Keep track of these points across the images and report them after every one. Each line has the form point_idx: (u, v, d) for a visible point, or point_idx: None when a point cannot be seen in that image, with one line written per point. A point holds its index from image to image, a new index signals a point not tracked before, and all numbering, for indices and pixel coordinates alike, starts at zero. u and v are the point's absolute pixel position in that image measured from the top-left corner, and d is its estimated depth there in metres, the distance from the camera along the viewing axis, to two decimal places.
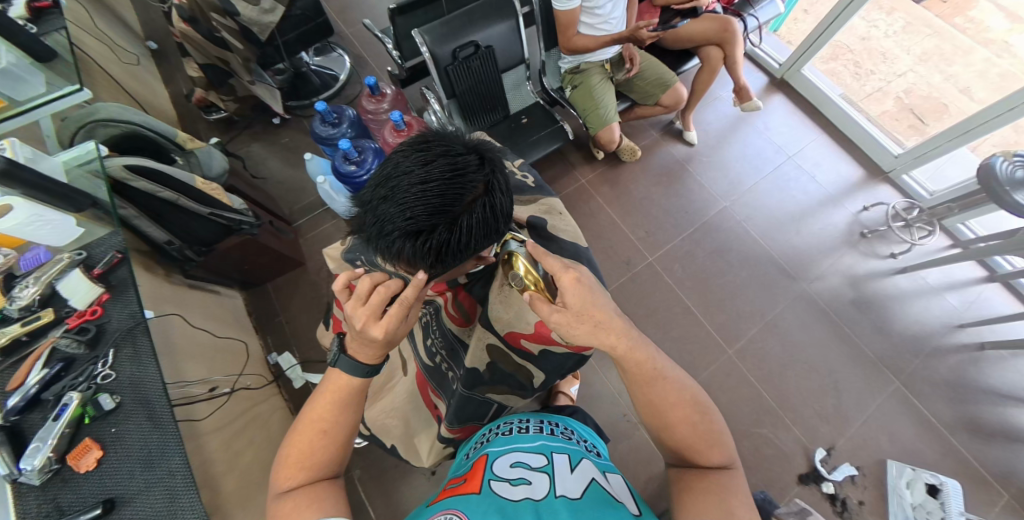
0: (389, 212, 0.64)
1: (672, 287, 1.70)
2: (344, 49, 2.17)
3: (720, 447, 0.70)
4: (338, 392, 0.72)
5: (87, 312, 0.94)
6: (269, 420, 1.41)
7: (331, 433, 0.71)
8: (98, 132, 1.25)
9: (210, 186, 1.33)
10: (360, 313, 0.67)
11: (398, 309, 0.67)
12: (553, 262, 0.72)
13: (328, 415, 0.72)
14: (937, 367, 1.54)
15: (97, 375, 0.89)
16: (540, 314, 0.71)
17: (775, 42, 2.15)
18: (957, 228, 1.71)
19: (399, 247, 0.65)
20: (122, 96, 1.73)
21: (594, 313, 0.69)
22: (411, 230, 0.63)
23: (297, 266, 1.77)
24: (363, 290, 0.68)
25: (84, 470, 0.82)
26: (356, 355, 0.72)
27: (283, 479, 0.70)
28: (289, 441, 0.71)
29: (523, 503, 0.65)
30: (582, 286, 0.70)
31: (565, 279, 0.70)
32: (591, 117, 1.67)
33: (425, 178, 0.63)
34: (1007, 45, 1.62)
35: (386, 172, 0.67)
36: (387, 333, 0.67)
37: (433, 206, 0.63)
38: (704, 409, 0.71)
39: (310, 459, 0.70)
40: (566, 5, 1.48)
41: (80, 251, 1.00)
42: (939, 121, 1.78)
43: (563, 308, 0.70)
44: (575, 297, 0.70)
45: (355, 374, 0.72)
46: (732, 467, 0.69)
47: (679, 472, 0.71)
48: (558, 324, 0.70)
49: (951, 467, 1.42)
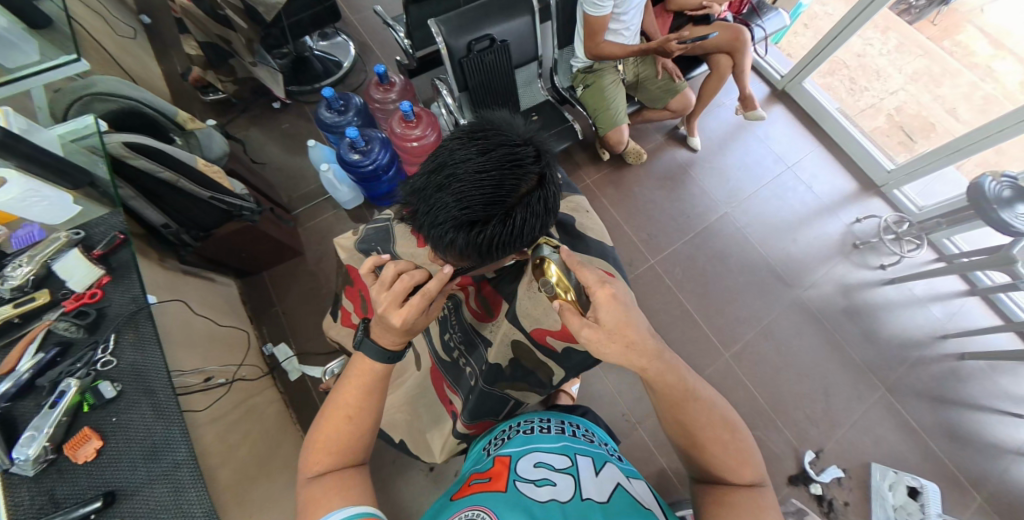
0: (445, 201, 0.68)
1: (672, 289, 1.73)
2: (349, 36, 2.13)
3: (750, 465, 0.69)
4: (364, 377, 0.74)
5: (86, 295, 0.89)
6: (265, 413, 1.36)
7: (356, 419, 0.72)
8: (94, 106, 1.20)
9: (212, 168, 1.29)
10: (384, 298, 0.70)
11: (419, 300, 0.70)
12: (589, 273, 0.72)
13: (353, 400, 0.73)
14: (920, 374, 1.61)
15: (97, 361, 0.84)
16: (571, 326, 0.72)
17: (777, 54, 2.21)
18: (943, 243, 1.79)
19: (451, 238, 0.68)
20: (113, 70, 1.66)
21: (625, 333, 0.69)
22: (466, 220, 0.67)
23: (295, 256, 1.72)
24: (387, 277, 0.71)
25: (82, 460, 0.78)
26: (379, 339, 0.73)
27: (312, 464, 0.71)
28: (318, 425, 0.73)
29: (550, 504, 0.65)
30: (617, 303, 0.70)
31: (600, 294, 0.70)
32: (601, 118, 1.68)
33: (482, 166, 0.67)
34: (991, 70, 1.70)
35: (441, 159, 0.71)
36: (406, 322, 0.70)
37: (489, 197, 0.67)
38: (733, 429, 0.72)
39: (337, 444, 0.71)
40: (598, 11, 1.46)
41: (77, 231, 0.94)
42: (928, 140, 1.86)
43: (595, 324, 0.70)
44: (608, 315, 0.69)
45: (379, 360, 0.74)
46: (762, 485, 0.69)
47: (701, 488, 0.71)
48: (588, 339, 0.70)
49: (930, 471, 1.48)
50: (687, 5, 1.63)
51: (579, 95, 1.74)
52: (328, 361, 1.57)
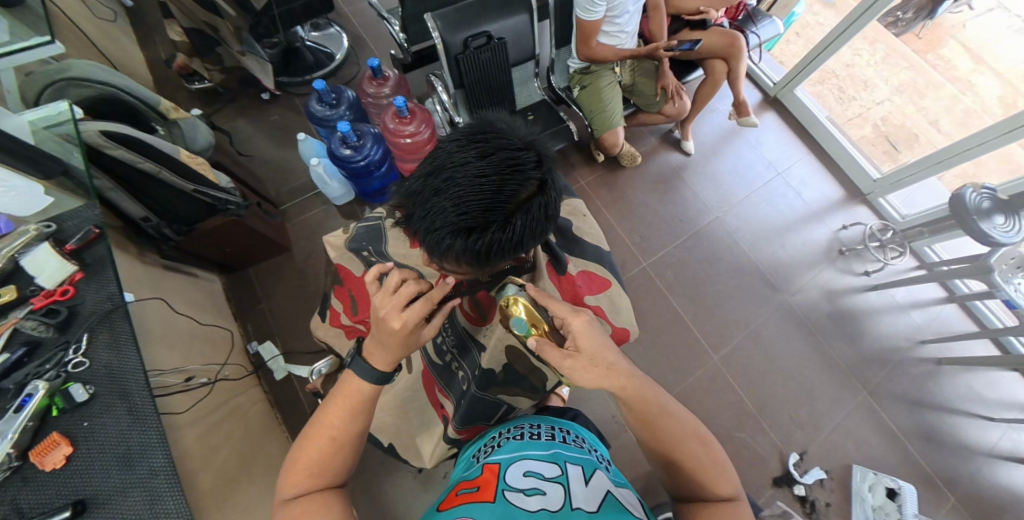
0: (442, 206, 0.66)
1: (663, 292, 1.74)
2: (342, 28, 2.08)
3: (725, 477, 0.69)
4: (351, 399, 0.72)
5: (57, 292, 0.84)
6: (249, 414, 1.32)
7: (340, 440, 0.70)
8: (68, 92, 1.14)
9: (196, 159, 1.24)
10: (388, 303, 0.69)
11: (424, 305, 0.69)
12: (560, 306, 0.74)
13: (340, 421, 0.71)
14: (899, 379, 1.65)
15: (68, 362, 0.80)
16: (551, 359, 0.72)
17: (771, 61, 2.24)
18: (924, 251, 1.84)
19: (448, 244, 0.67)
20: (92, 54, 1.59)
21: (604, 355, 0.72)
22: (463, 226, 0.65)
23: (282, 252, 1.67)
24: (393, 283, 0.70)
25: (50, 468, 0.73)
26: (370, 357, 0.72)
27: (290, 485, 0.68)
28: (299, 446, 0.70)
29: (538, 514, 0.64)
30: (592, 330, 0.73)
31: (576, 324, 0.72)
32: (597, 117, 1.68)
33: (482, 170, 0.66)
34: (971, 84, 1.76)
35: (438, 162, 0.69)
36: (406, 326, 0.69)
37: (488, 203, 0.65)
38: (704, 439, 0.72)
39: (317, 465, 0.69)
40: (590, 17, 1.45)
41: (48, 224, 0.89)
42: (911, 150, 1.92)
43: (576, 353, 0.72)
44: (587, 341, 0.72)
45: (365, 379, 0.71)
46: (738, 497, 0.68)
47: (683, 507, 0.69)
48: (572, 369, 0.71)
49: (907, 472, 1.52)
50: (685, 9, 1.66)
51: (575, 96, 1.74)
52: (315, 360, 1.53)
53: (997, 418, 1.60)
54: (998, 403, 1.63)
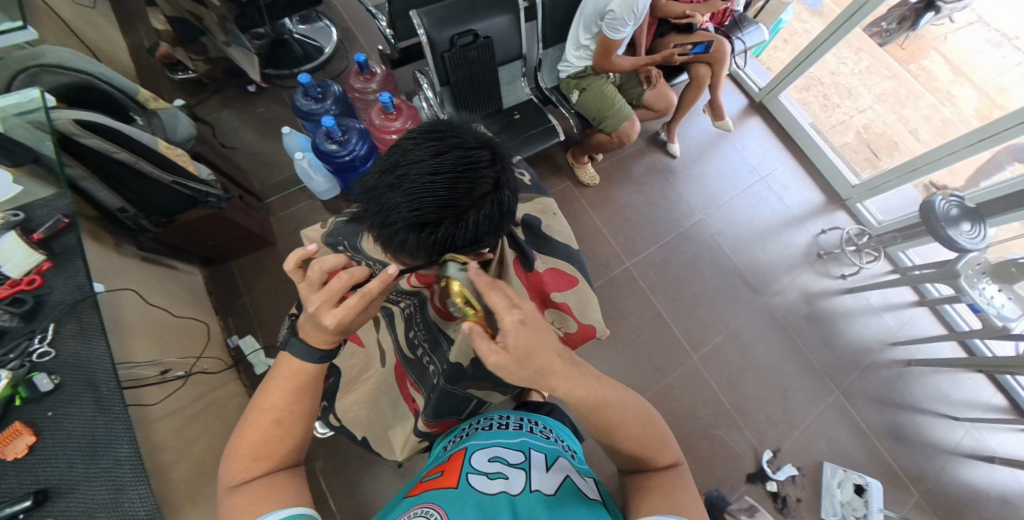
0: (396, 202, 0.67)
1: (645, 292, 1.76)
2: (332, 21, 2.07)
3: (668, 448, 0.71)
4: (296, 377, 0.73)
5: (24, 281, 0.83)
6: (227, 406, 1.32)
7: (286, 421, 0.71)
8: (43, 79, 1.11)
9: (174, 151, 1.23)
10: (316, 298, 0.70)
11: (358, 301, 0.68)
12: (496, 297, 0.64)
13: (282, 402, 0.71)
14: (871, 380, 1.69)
15: (33, 352, 0.79)
16: (478, 351, 0.63)
17: (757, 66, 2.27)
18: (898, 255, 1.88)
19: (402, 238, 0.68)
20: (71, 41, 1.57)
21: (534, 361, 0.63)
22: (416, 221, 0.66)
23: (265, 245, 1.66)
24: (314, 278, 0.73)
25: (12, 457, 0.73)
26: (308, 338, 0.72)
27: (235, 473, 0.68)
28: (238, 434, 0.70)
29: (499, 496, 0.65)
30: (526, 329, 0.63)
31: (507, 320, 0.63)
32: (609, 116, 1.63)
33: (435, 168, 0.66)
34: (950, 95, 1.81)
35: (395, 159, 0.70)
36: (340, 323, 0.69)
37: (441, 200, 0.66)
38: (654, 419, 0.72)
39: (259, 449, 0.69)
40: (617, 33, 1.44)
41: (16, 213, 0.88)
42: (891, 157, 1.96)
43: (503, 350, 0.62)
44: (516, 340, 0.62)
45: (309, 360, 0.73)
46: (679, 464, 0.71)
47: (631, 479, 0.71)
48: (497, 367, 0.62)
49: (876, 469, 1.56)
50: (673, 13, 1.61)
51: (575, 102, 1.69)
52: None
53: (963, 417, 1.65)
54: (963, 403, 1.68)
